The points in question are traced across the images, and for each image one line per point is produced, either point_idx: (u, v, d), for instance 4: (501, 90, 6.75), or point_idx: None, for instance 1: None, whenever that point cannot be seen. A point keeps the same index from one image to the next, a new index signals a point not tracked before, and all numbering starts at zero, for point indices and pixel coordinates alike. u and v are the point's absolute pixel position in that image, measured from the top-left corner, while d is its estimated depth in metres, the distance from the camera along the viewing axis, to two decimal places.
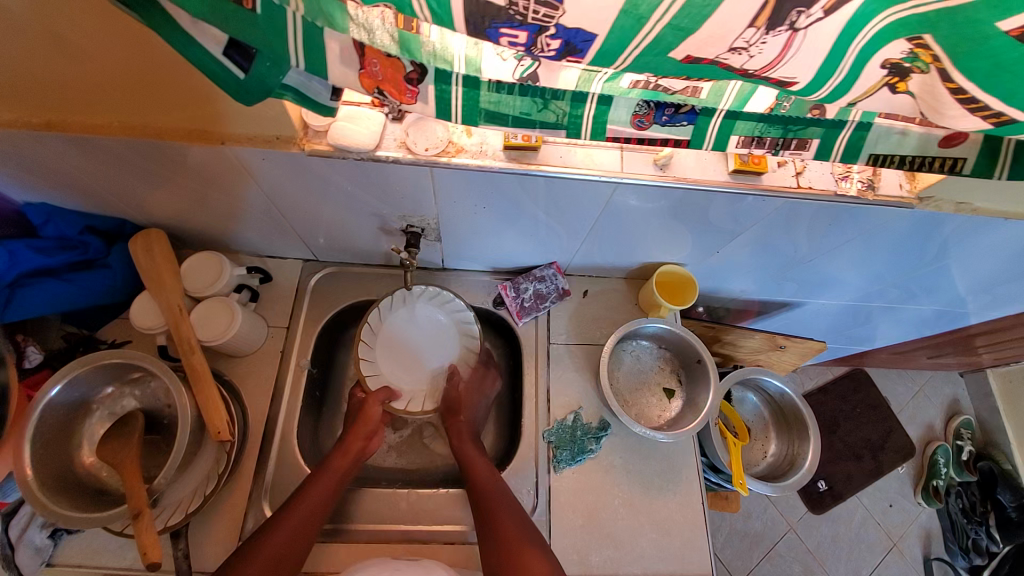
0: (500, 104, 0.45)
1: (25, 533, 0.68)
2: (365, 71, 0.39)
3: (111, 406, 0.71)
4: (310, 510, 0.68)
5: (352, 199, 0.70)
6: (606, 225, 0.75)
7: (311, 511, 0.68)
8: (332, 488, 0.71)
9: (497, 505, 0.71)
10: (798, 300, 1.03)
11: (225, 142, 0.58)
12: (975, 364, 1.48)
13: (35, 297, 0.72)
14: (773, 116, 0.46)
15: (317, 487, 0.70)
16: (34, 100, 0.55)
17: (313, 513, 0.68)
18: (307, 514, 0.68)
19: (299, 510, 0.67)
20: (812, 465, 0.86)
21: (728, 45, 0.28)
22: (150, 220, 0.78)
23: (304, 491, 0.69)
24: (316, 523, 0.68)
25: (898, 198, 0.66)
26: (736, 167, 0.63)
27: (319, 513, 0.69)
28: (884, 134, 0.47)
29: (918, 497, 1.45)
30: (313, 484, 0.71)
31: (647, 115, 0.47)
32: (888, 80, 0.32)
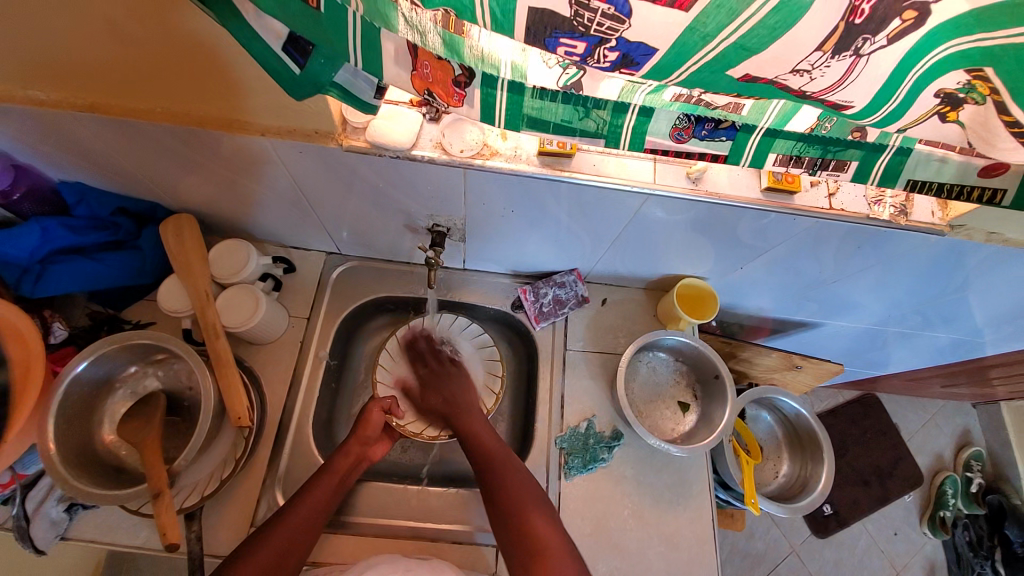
0: (542, 110, 0.45)
1: (42, 506, 0.69)
2: (417, 73, 0.40)
3: (133, 385, 0.73)
4: (313, 507, 0.67)
5: (382, 196, 0.71)
6: (631, 236, 0.75)
7: (312, 510, 0.67)
8: (332, 491, 0.69)
9: (506, 473, 0.71)
10: (815, 320, 1.02)
11: (264, 135, 0.60)
12: (990, 396, 1.45)
13: (63, 274, 0.73)
14: (813, 136, 0.45)
15: (318, 487, 0.69)
16: (83, 83, 0.56)
17: (314, 512, 0.67)
18: (308, 513, 0.66)
19: (301, 509, 0.66)
20: (825, 489, 0.85)
21: (791, 66, 0.29)
22: (181, 205, 0.79)
23: (306, 490, 0.68)
24: (318, 523, 0.67)
25: (930, 225, 0.65)
26: (769, 184, 0.63)
27: (321, 510, 0.68)
28: (924, 160, 0.46)
29: (925, 527, 1.43)
30: (315, 485, 0.69)
31: (687, 129, 0.47)
32: (940, 108, 0.32)
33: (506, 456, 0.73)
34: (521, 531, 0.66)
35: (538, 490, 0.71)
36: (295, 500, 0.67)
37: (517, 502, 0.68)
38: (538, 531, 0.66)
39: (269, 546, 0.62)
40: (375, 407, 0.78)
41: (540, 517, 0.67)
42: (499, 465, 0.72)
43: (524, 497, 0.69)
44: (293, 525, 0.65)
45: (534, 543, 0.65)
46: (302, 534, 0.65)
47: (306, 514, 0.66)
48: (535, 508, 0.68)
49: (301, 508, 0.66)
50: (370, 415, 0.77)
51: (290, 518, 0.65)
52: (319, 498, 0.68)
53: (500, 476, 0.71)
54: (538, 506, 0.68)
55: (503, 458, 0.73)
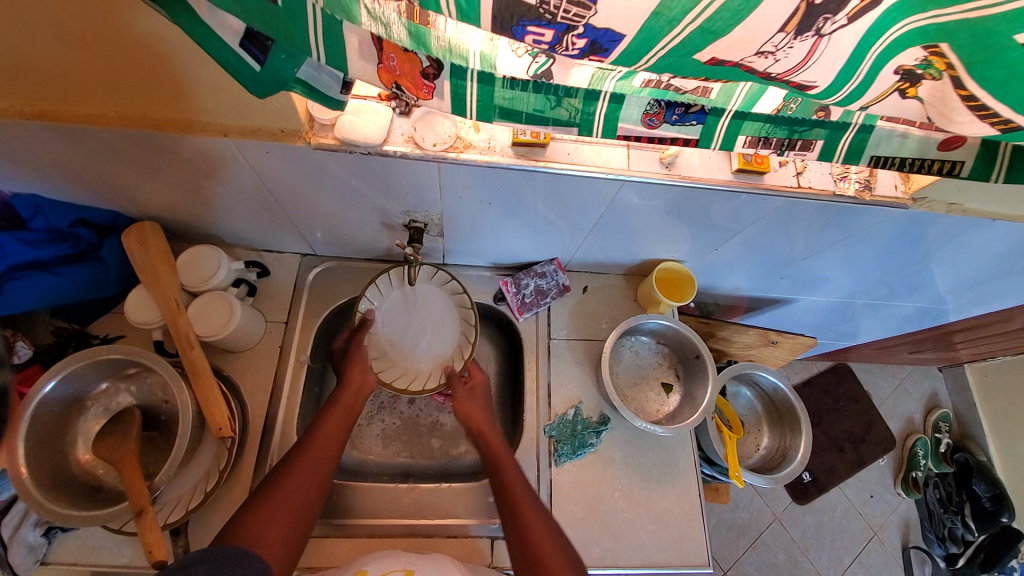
0: (514, 100, 0.45)
1: (18, 533, 0.66)
2: (383, 66, 0.39)
3: (105, 402, 0.70)
4: (325, 444, 0.67)
5: (356, 193, 0.69)
6: (609, 222, 0.76)
7: (326, 444, 0.67)
8: (343, 421, 0.70)
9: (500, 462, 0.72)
10: (789, 297, 1.06)
11: (228, 135, 0.57)
12: (953, 359, 1.53)
13: (23, 291, 0.69)
14: (780, 117, 0.47)
15: (330, 419, 0.70)
16: (28, 87, 0.53)
17: (331, 443, 0.68)
18: (322, 446, 0.67)
19: (316, 442, 0.67)
20: (803, 458, 0.89)
21: (756, 48, 0.29)
22: (144, 213, 0.76)
23: (317, 425, 0.69)
24: (334, 453, 0.67)
25: (893, 198, 0.67)
26: (739, 166, 0.64)
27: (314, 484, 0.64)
28: (886, 138, 0.48)
29: (898, 487, 1.50)
30: (326, 417, 0.70)
31: (657, 114, 0.48)
32: (900, 85, 0.33)
33: (499, 444, 0.74)
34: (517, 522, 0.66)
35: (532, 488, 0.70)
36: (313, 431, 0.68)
37: (513, 494, 0.68)
38: (532, 525, 0.65)
39: (292, 477, 0.63)
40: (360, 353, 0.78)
41: (535, 512, 0.67)
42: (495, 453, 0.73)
43: (519, 492, 0.68)
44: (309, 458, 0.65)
45: (529, 536, 0.64)
46: (322, 460, 0.66)
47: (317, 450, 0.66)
48: (529, 501, 0.68)
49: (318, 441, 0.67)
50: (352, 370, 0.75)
51: (297, 467, 0.64)
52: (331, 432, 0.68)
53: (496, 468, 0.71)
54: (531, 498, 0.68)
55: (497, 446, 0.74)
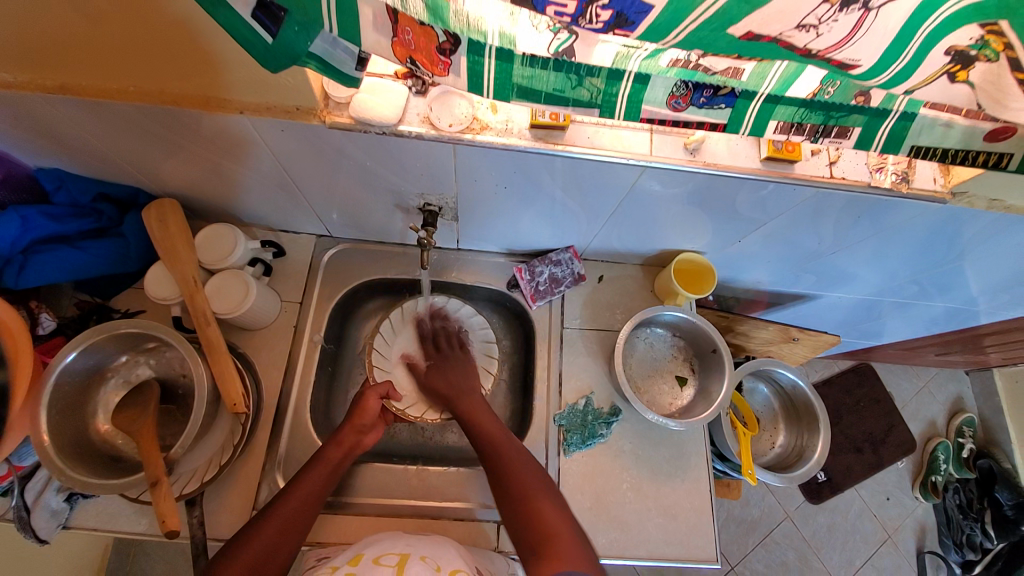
0: (533, 79, 0.43)
1: (41, 498, 0.69)
2: (398, 40, 0.38)
3: (125, 373, 0.72)
4: (301, 503, 0.65)
5: (370, 174, 0.68)
6: (628, 210, 0.73)
7: (299, 507, 0.65)
8: (323, 482, 0.68)
9: (509, 458, 0.71)
10: (813, 293, 1.02)
11: (242, 112, 0.57)
12: (983, 363, 1.47)
13: (46, 264, 0.71)
14: (816, 102, 0.43)
15: (308, 479, 0.67)
16: (48, 60, 0.53)
17: (304, 508, 0.65)
18: (302, 498, 0.66)
19: (290, 502, 0.65)
20: (820, 458, 0.87)
21: (797, 21, 0.27)
22: (163, 190, 0.77)
23: (295, 484, 0.67)
24: (301, 527, 0.64)
25: (931, 192, 0.64)
26: (769, 154, 0.61)
27: (310, 504, 0.66)
28: (927, 126, 0.45)
29: (916, 491, 1.47)
30: (305, 475, 0.68)
31: (684, 97, 0.45)
32: (950, 68, 0.30)
33: (504, 439, 0.73)
34: (530, 517, 0.65)
35: (546, 478, 0.71)
36: (288, 489, 0.66)
37: (525, 491, 0.68)
38: (548, 518, 0.65)
39: (257, 543, 0.61)
40: (372, 394, 0.77)
41: (551, 506, 0.67)
42: (500, 448, 0.72)
43: (534, 488, 0.68)
44: (278, 519, 0.63)
45: (545, 528, 0.64)
46: (291, 529, 0.64)
47: (285, 515, 0.64)
48: (543, 495, 0.68)
49: (288, 503, 0.65)
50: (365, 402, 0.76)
51: (289, 500, 0.65)
52: (311, 487, 0.67)
53: (504, 467, 0.70)
54: (545, 492, 0.68)
55: (504, 440, 0.73)
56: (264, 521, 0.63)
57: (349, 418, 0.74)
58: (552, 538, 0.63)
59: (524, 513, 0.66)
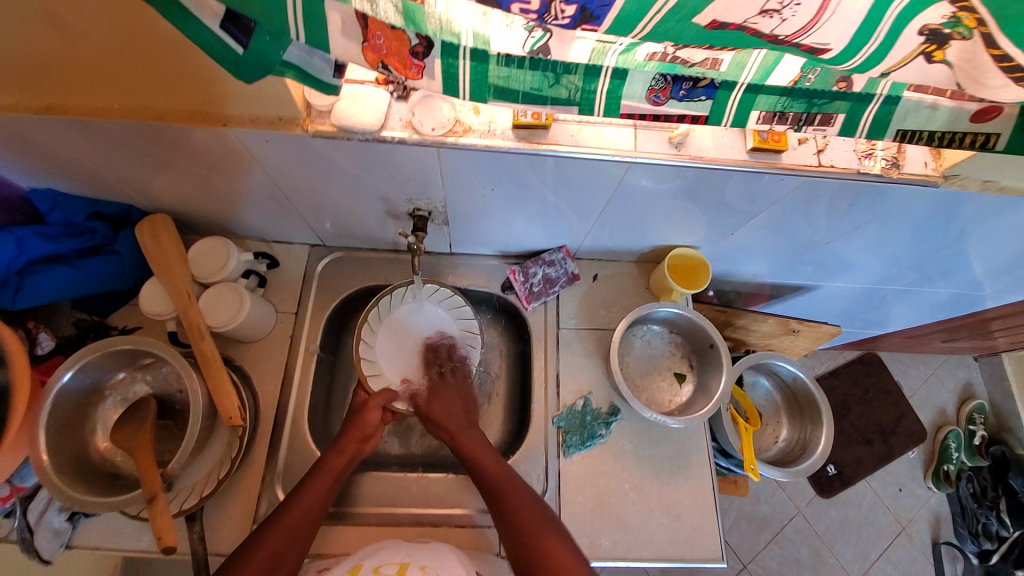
0: (510, 79, 0.43)
1: (44, 517, 0.70)
2: (369, 45, 0.38)
3: (122, 391, 0.72)
4: (304, 514, 0.66)
5: (359, 183, 0.68)
6: (618, 207, 0.73)
7: (303, 514, 0.66)
8: (327, 487, 0.69)
9: (513, 497, 0.68)
10: (813, 283, 1.01)
11: (227, 125, 0.57)
12: (991, 348, 1.45)
13: (42, 284, 0.71)
14: (797, 89, 0.43)
15: (308, 493, 0.67)
16: (33, 83, 0.54)
17: (310, 511, 0.66)
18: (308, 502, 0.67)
19: (292, 512, 0.65)
20: (825, 451, 0.85)
21: (759, 7, 0.27)
22: (155, 206, 0.77)
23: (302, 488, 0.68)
24: (312, 525, 0.66)
25: (923, 176, 0.63)
26: (755, 145, 0.61)
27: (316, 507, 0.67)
28: (912, 109, 0.44)
29: (928, 481, 1.44)
30: (307, 486, 0.68)
31: (663, 90, 0.45)
32: (924, 48, 0.30)
33: (516, 489, 0.70)
34: (539, 559, 0.63)
35: (552, 518, 0.68)
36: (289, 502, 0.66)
37: (534, 532, 0.65)
38: (555, 560, 0.63)
39: (262, 558, 0.61)
40: (374, 404, 0.76)
41: (558, 545, 0.64)
42: (509, 492, 0.69)
43: (545, 534, 0.65)
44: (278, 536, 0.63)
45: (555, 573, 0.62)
46: (293, 540, 0.64)
47: (282, 531, 0.64)
48: (553, 536, 0.65)
49: (270, 536, 0.63)
50: (369, 415, 0.75)
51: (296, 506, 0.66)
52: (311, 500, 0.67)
53: (511, 515, 0.67)
54: (553, 531, 0.66)
55: (514, 486, 0.70)
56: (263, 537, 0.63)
57: (351, 426, 0.74)
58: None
59: (534, 555, 0.64)
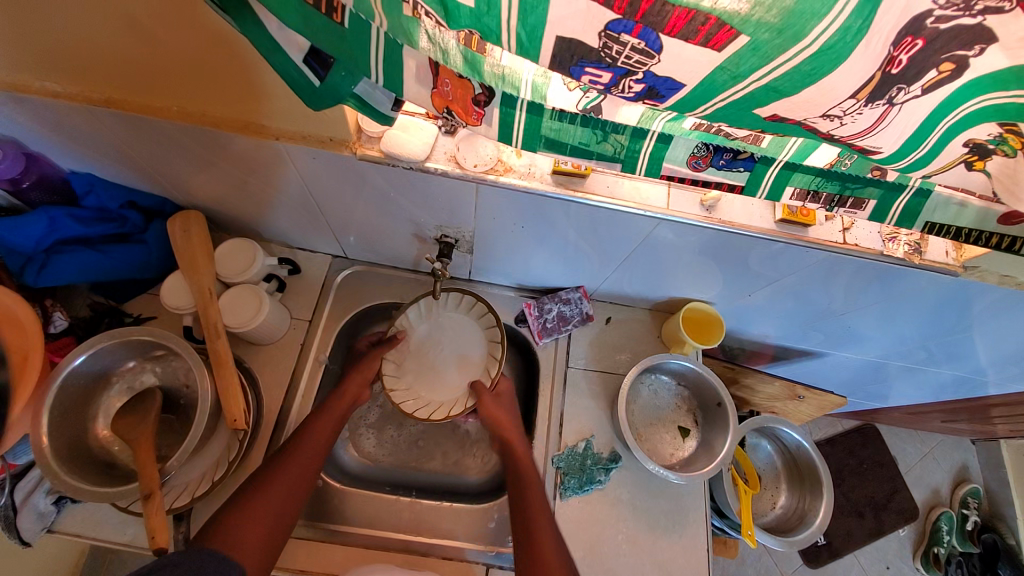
0: (560, 132, 0.45)
1: (30, 498, 0.68)
2: (437, 91, 0.40)
3: (129, 380, 0.72)
4: (308, 456, 0.69)
5: (393, 204, 0.70)
6: (640, 257, 0.74)
7: (301, 472, 0.68)
8: (326, 437, 0.72)
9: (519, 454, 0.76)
10: (820, 350, 1.01)
11: (278, 139, 0.59)
12: (989, 434, 1.44)
13: (67, 264, 0.73)
14: (832, 172, 0.45)
15: (313, 430, 0.71)
16: (99, 77, 0.56)
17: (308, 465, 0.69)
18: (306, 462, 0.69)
19: (301, 449, 0.69)
20: (823, 524, 0.84)
21: (822, 111, 0.28)
22: (190, 202, 0.79)
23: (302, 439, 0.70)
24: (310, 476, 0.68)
25: (943, 264, 0.64)
26: (783, 217, 0.62)
27: (314, 463, 0.69)
28: (941, 205, 0.45)
29: (918, 563, 1.41)
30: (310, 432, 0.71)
31: (704, 158, 0.46)
32: (967, 157, 0.31)
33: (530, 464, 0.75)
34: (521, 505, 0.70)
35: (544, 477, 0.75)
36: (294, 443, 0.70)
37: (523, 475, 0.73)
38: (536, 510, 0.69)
39: (269, 488, 0.65)
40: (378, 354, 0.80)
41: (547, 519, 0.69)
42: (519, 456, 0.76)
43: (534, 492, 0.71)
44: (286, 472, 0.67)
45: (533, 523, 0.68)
46: (291, 491, 0.66)
47: (294, 475, 0.67)
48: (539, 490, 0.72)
49: (280, 472, 0.66)
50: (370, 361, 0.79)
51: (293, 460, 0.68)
52: (322, 428, 0.72)
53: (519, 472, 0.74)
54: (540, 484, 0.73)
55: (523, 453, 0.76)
56: (269, 477, 0.66)
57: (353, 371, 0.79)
58: (535, 532, 0.67)
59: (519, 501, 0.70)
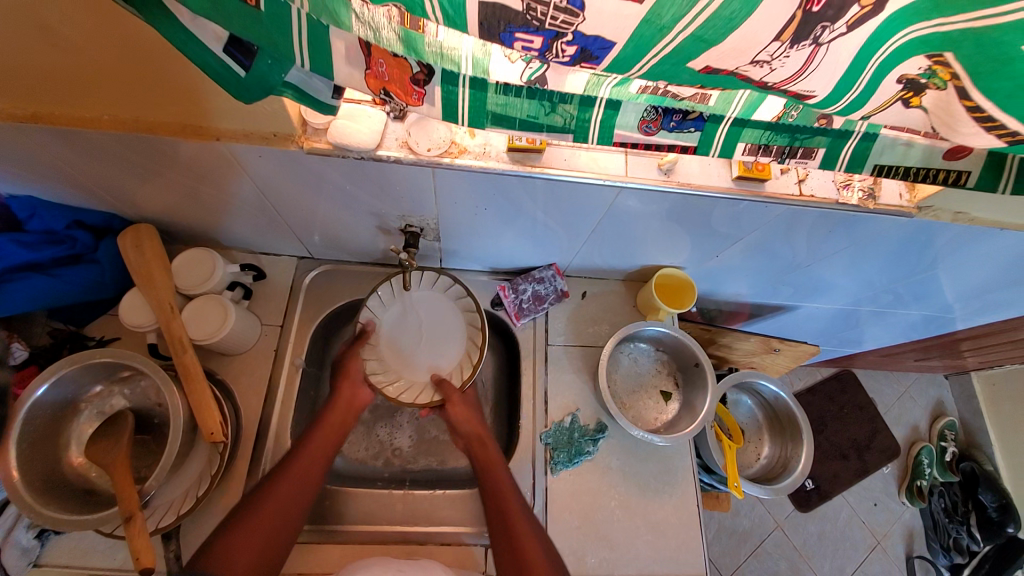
0: (508, 106, 0.44)
1: (12, 534, 0.66)
2: (371, 71, 0.39)
3: (99, 405, 0.70)
4: (291, 495, 0.67)
5: (351, 198, 0.69)
6: (608, 228, 0.75)
7: (291, 496, 0.67)
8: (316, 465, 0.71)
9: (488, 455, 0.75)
10: (793, 303, 1.04)
11: (219, 139, 0.57)
12: (959, 367, 1.50)
13: (18, 293, 0.69)
14: (780, 124, 0.45)
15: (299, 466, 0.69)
16: (17, 91, 0.53)
17: (295, 495, 0.68)
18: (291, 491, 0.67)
19: (289, 482, 0.68)
20: (804, 469, 0.87)
21: (751, 57, 0.28)
22: (141, 216, 0.76)
23: (287, 468, 0.69)
24: (301, 505, 0.68)
25: (898, 207, 0.66)
26: (740, 174, 0.63)
27: (302, 492, 0.68)
28: (889, 146, 0.46)
29: (902, 496, 1.48)
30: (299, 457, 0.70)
31: (654, 121, 0.46)
32: (903, 94, 0.32)
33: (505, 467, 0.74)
34: (497, 507, 0.70)
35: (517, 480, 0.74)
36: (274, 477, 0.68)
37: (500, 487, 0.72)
38: (512, 509, 0.70)
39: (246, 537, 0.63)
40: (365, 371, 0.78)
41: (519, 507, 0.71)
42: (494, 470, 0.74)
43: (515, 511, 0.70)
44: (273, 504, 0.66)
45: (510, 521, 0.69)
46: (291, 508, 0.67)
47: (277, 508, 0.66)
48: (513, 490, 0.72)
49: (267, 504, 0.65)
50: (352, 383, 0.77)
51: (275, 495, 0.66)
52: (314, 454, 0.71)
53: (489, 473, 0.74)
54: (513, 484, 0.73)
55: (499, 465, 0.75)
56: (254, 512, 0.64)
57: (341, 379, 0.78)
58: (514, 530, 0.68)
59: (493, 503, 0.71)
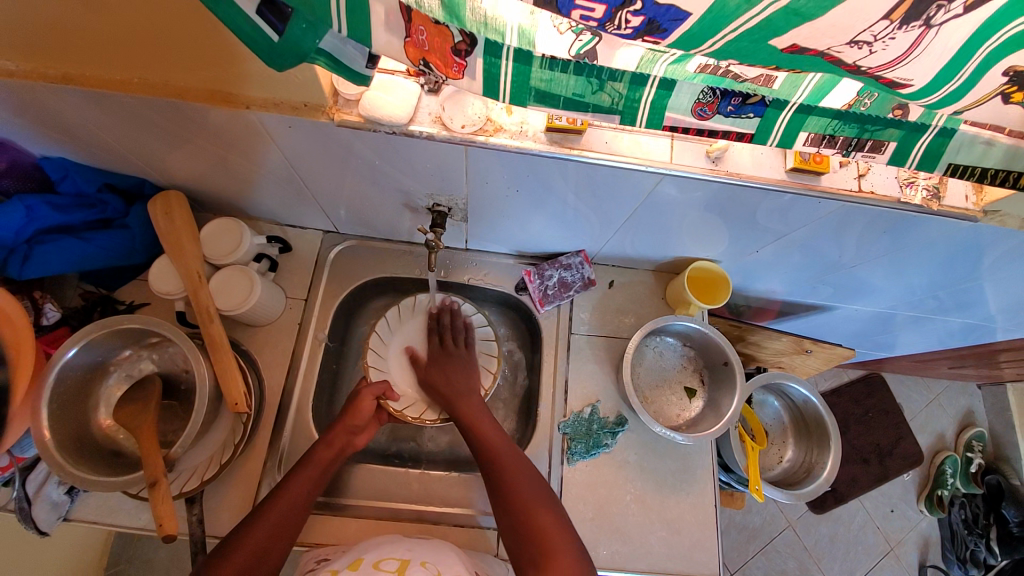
0: (552, 82, 0.40)
1: (42, 489, 0.69)
2: (411, 40, 0.36)
3: (127, 368, 0.72)
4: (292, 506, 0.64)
5: (378, 173, 0.66)
6: (644, 216, 0.71)
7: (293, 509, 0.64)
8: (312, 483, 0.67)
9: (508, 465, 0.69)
10: (828, 303, 0.99)
11: (249, 107, 0.55)
12: (997, 378, 1.43)
13: (51, 254, 0.70)
14: (850, 113, 0.41)
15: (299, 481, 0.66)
16: (51, 50, 0.52)
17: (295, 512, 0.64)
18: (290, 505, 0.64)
19: (275, 510, 0.63)
20: (829, 477, 0.85)
21: (850, 36, 0.25)
22: (170, 182, 0.76)
23: (288, 484, 0.66)
24: (293, 528, 0.64)
25: (962, 210, 0.61)
26: (795, 165, 0.59)
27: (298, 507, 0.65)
28: (967, 144, 0.41)
29: (921, 505, 1.44)
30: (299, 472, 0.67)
31: (710, 105, 0.42)
32: (1005, 88, 0.27)
33: (533, 495, 0.67)
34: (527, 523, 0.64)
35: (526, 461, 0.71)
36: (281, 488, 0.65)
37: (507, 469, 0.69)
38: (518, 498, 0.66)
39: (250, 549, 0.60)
40: (367, 394, 0.75)
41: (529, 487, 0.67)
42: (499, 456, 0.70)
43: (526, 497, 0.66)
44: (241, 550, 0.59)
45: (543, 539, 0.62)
46: (284, 528, 0.63)
47: (278, 518, 0.63)
48: (540, 503, 0.66)
49: (237, 557, 0.59)
50: (361, 404, 0.74)
51: (274, 512, 0.63)
52: (295, 497, 0.65)
53: (511, 496, 0.67)
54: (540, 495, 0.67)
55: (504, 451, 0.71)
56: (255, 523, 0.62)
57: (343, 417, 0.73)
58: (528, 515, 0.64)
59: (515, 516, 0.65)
